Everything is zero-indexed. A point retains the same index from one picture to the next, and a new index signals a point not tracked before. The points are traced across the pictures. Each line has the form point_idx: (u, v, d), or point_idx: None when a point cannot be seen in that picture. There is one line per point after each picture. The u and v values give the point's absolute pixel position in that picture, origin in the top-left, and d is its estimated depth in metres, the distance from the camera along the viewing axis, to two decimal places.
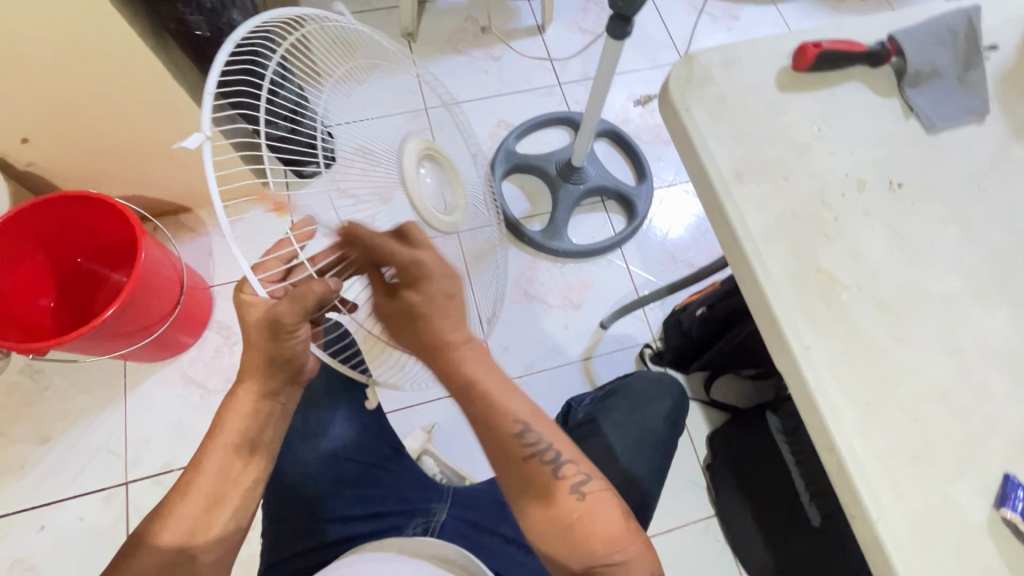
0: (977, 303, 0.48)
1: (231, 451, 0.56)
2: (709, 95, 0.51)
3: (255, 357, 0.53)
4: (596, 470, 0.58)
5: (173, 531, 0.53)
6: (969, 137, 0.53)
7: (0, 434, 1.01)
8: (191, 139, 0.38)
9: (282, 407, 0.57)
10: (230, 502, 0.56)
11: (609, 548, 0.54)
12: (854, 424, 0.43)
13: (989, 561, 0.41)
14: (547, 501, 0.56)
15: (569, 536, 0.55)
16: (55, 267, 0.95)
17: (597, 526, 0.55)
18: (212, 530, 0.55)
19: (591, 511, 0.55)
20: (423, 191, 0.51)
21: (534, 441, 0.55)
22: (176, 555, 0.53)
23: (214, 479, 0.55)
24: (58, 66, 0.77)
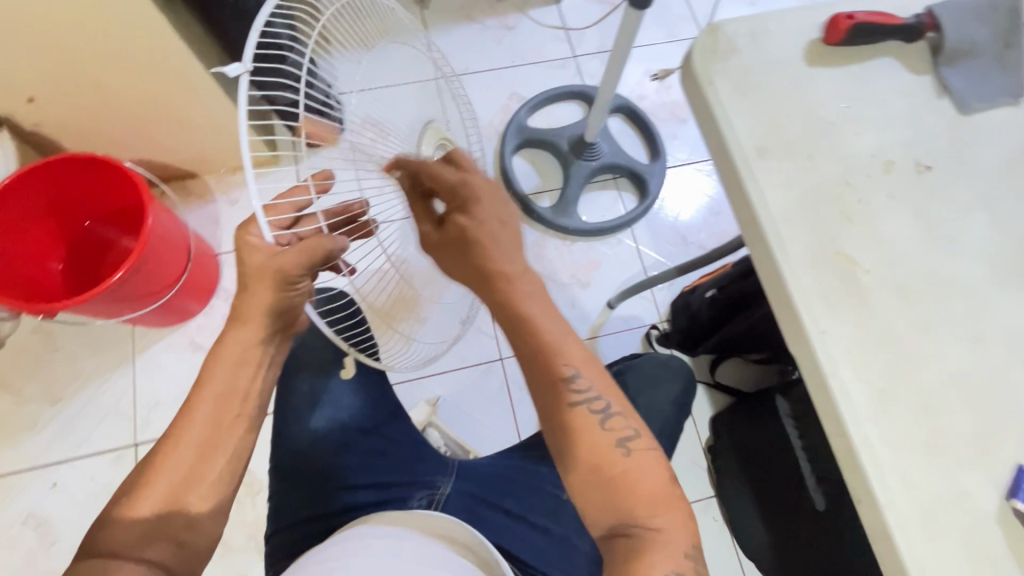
0: (1000, 291, 0.47)
1: (222, 400, 0.50)
2: (735, 68, 0.49)
3: (246, 301, 0.48)
4: (646, 429, 0.53)
5: (162, 486, 0.48)
6: (1004, 119, 0.51)
7: (13, 392, 1.02)
8: (232, 68, 0.36)
9: (271, 357, 0.52)
10: (224, 449, 0.50)
11: (653, 513, 0.49)
12: (867, 410, 0.42)
13: (996, 551, 0.41)
14: (591, 448, 0.51)
15: (607, 490, 0.49)
16: (64, 229, 0.95)
17: (639, 485, 0.49)
18: (207, 479, 0.50)
19: (634, 471, 0.50)
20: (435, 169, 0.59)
21: (584, 389, 0.51)
22: (172, 503, 0.49)
23: (203, 429, 0.50)
24: (66, 25, 0.76)
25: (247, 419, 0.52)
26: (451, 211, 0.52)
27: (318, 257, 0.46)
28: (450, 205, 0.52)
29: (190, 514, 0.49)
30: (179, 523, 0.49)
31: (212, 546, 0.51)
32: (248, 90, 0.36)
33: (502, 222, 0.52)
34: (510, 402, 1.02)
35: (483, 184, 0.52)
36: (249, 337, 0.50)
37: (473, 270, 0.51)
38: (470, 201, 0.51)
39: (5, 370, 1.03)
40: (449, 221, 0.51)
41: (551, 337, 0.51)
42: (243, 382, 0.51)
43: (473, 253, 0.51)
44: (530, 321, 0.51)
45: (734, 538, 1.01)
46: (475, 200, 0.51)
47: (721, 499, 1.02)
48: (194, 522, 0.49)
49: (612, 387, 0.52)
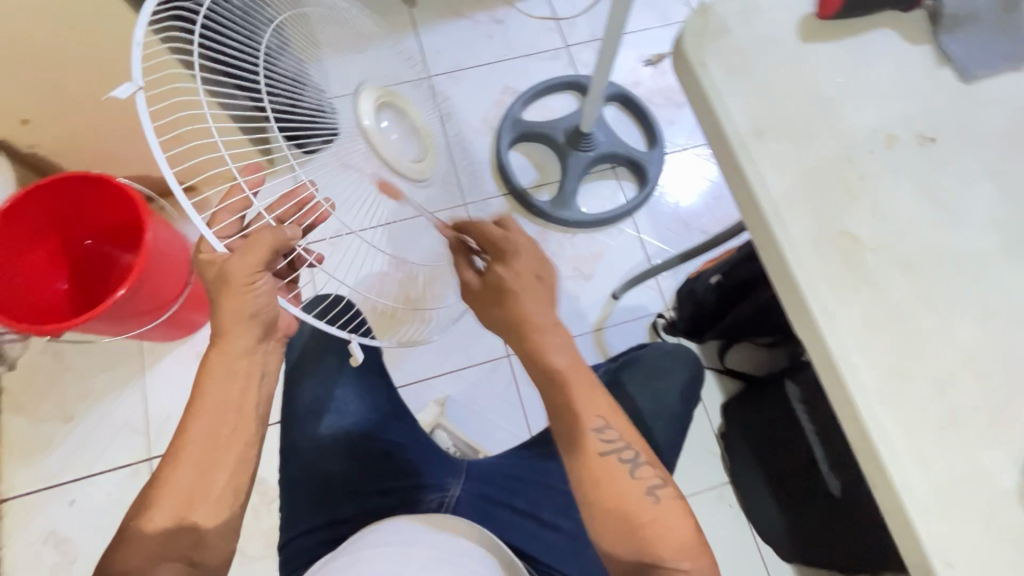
0: (1011, 262, 0.46)
1: (216, 418, 0.50)
2: (726, 49, 0.48)
3: (227, 319, 0.47)
4: (670, 476, 0.56)
5: (166, 509, 0.49)
6: (1009, 85, 0.49)
7: (26, 413, 1.03)
8: (123, 89, 0.36)
9: (259, 367, 0.52)
10: (223, 466, 0.50)
11: (677, 557, 0.52)
12: (878, 392, 0.41)
13: (1018, 531, 0.40)
14: (621, 497, 0.53)
15: (634, 537, 0.52)
16: (66, 249, 0.95)
17: (666, 531, 0.52)
18: (211, 494, 0.50)
19: (662, 518, 0.53)
20: (390, 140, 0.47)
21: (610, 439, 0.54)
22: (181, 519, 0.49)
23: (198, 446, 0.50)
24: (56, 46, 0.76)
25: (244, 433, 0.51)
26: (492, 261, 0.55)
27: (270, 255, 0.43)
28: (492, 256, 0.56)
29: (200, 530, 0.50)
30: (189, 539, 0.49)
31: (226, 561, 0.52)
32: (146, 106, 0.37)
33: (538, 277, 0.56)
34: (518, 399, 1.01)
35: (524, 241, 0.56)
36: (238, 351, 0.49)
37: (506, 315, 0.56)
38: (511, 252, 0.55)
39: (16, 392, 1.04)
40: (490, 270, 0.55)
41: (573, 389, 0.55)
42: (236, 396, 0.51)
43: (506, 302, 0.55)
44: (559, 372, 0.55)
45: (751, 524, 1.00)
46: (516, 254, 0.56)
47: (736, 486, 1.01)
48: (203, 540, 0.50)
49: (636, 436, 0.56)
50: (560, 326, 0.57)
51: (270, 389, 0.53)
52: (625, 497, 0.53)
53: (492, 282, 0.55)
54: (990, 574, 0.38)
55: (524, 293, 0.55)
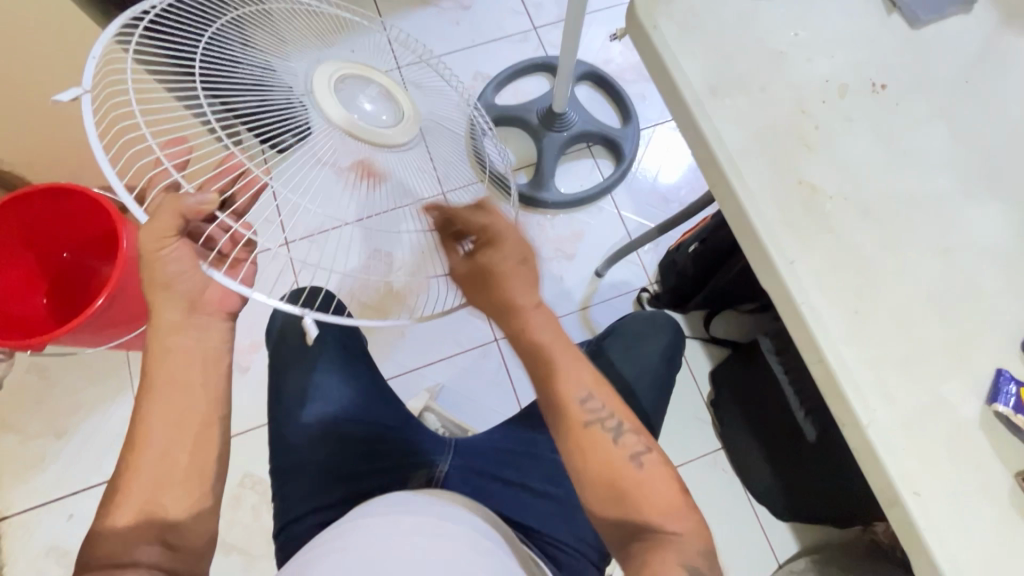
0: (966, 201, 0.47)
1: (170, 399, 0.50)
2: (677, 10, 0.48)
3: (154, 295, 0.47)
4: (655, 442, 0.57)
5: (134, 496, 0.49)
6: (956, 29, 0.50)
7: (17, 430, 1.03)
8: (68, 94, 0.39)
9: (199, 342, 0.51)
10: (182, 445, 0.50)
11: (665, 518, 0.52)
12: (842, 334, 0.42)
13: (981, 456, 0.41)
14: (606, 462, 0.54)
15: (620, 499, 0.53)
16: (43, 263, 0.95)
17: (650, 493, 0.53)
18: (176, 476, 0.50)
19: (646, 482, 0.54)
20: (362, 118, 0.46)
21: (595, 409, 0.55)
22: (148, 505, 0.49)
23: (154, 428, 0.49)
24: (14, 60, 0.74)
25: (201, 410, 0.51)
26: (479, 246, 0.53)
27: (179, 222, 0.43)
28: (476, 240, 0.53)
29: (170, 512, 0.50)
30: (160, 524, 0.49)
31: (207, 542, 0.52)
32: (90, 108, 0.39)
33: (524, 259, 0.54)
34: (509, 379, 1.02)
35: (506, 224, 0.53)
36: (180, 326, 0.49)
37: (488, 298, 0.55)
38: (500, 233, 0.52)
39: (4, 411, 1.03)
40: (477, 256, 0.53)
41: (560, 363, 0.56)
42: (189, 374, 0.50)
43: (493, 288, 0.53)
44: (542, 351, 0.56)
45: (745, 486, 1.02)
46: (501, 240, 0.53)
47: (729, 450, 1.03)
48: (178, 523, 0.50)
49: (621, 407, 0.57)
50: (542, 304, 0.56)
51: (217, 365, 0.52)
52: (608, 464, 0.54)
53: (479, 268, 0.53)
54: (956, 497, 0.40)
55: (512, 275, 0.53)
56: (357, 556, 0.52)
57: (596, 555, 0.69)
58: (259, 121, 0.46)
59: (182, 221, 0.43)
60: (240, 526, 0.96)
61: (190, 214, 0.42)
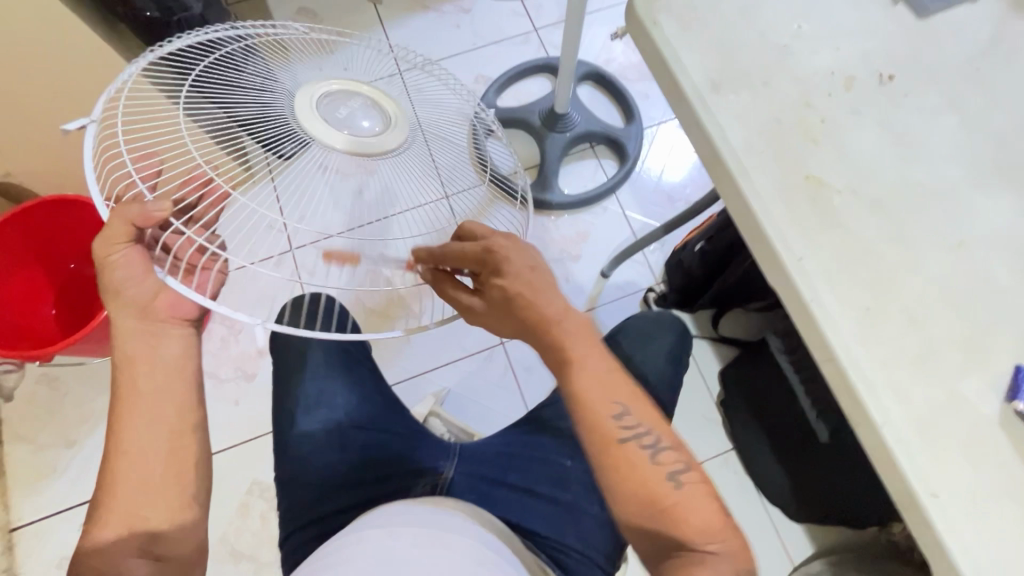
0: (979, 192, 0.45)
1: (138, 408, 0.48)
2: (677, 5, 0.48)
3: (109, 304, 0.47)
4: (694, 459, 0.52)
5: (111, 509, 0.47)
6: (964, 16, 0.49)
7: (28, 441, 1.03)
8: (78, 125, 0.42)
9: (157, 348, 0.49)
10: (152, 454, 0.48)
11: (704, 540, 0.48)
12: (853, 332, 0.41)
13: (1001, 456, 0.40)
14: (643, 481, 0.49)
15: (659, 522, 0.48)
16: (51, 274, 0.95)
17: (690, 514, 0.49)
18: (154, 485, 0.48)
19: (687, 502, 0.49)
20: (354, 129, 0.46)
21: (631, 425, 0.50)
22: (125, 519, 0.47)
23: (121, 439, 0.48)
24: (20, 74, 0.75)
25: (172, 416, 0.49)
26: (486, 274, 0.50)
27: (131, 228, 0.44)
28: (481, 271, 0.50)
29: (152, 523, 0.48)
30: (142, 536, 0.47)
31: (194, 550, 0.50)
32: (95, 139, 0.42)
33: (532, 266, 0.51)
34: (516, 382, 1.01)
35: (507, 242, 0.50)
36: (141, 335, 0.48)
37: (521, 322, 0.51)
38: (502, 263, 0.49)
39: (15, 421, 1.04)
40: (490, 286, 0.50)
41: (591, 380, 0.50)
42: (154, 380, 0.48)
43: (519, 310, 0.49)
44: (572, 365, 0.50)
45: (758, 489, 1.00)
46: (507, 260, 0.49)
47: (740, 451, 1.01)
48: (160, 533, 0.48)
49: (658, 421, 0.52)
50: (570, 308, 0.52)
51: (177, 369, 0.50)
52: (644, 485, 0.49)
53: (497, 297, 0.50)
54: (976, 498, 0.38)
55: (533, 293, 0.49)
56: (363, 565, 0.51)
57: (605, 561, 0.67)
58: (266, 136, 0.47)
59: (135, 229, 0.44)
60: (249, 534, 0.96)
61: (140, 222, 0.43)
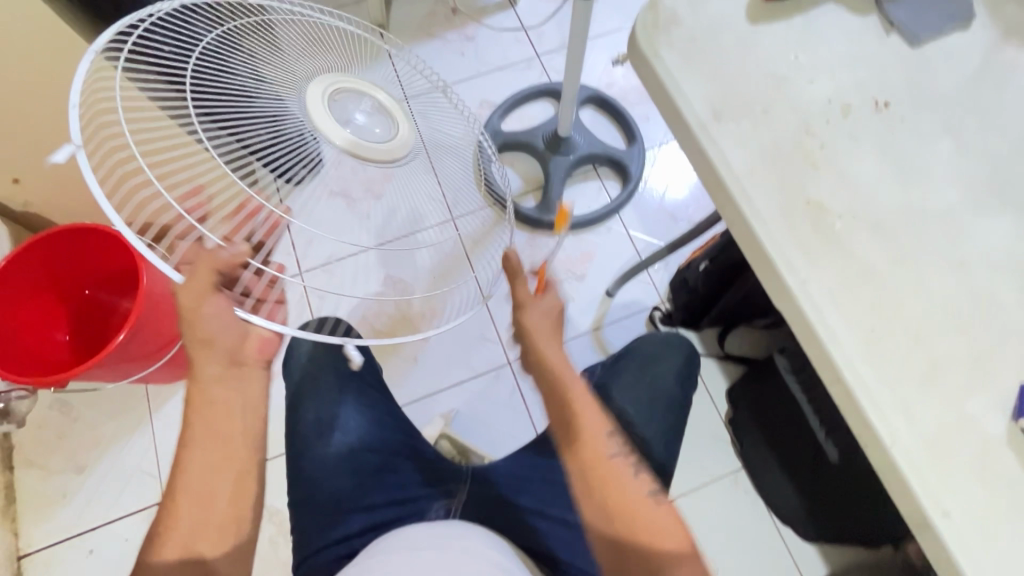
0: (977, 214, 0.47)
1: (212, 442, 0.53)
2: (678, 38, 0.49)
3: (199, 351, 0.50)
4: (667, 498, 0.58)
5: (177, 538, 0.52)
6: (955, 45, 0.51)
7: (39, 467, 1.04)
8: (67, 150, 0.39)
9: (240, 393, 0.54)
10: (221, 492, 0.54)
11: (672, 564, 0.52)
12: (859, 352, 0.42)
13: (1010, 473, 0.40)
14: (620, 489, 0.55)
15: (629, 528, 0.53)
16: (66, 299, 0.97)
17: (659, 534, 0.54)
18: (214, 515, 0.54)
19: (657, 521, 0.54)
20: (371, 138, 0.47)
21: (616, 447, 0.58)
22: (185, 549, 0.52)
23: (196, 473, 0.53)
24: (44, 107, 0.78)
25: (239, 458, 0.54)
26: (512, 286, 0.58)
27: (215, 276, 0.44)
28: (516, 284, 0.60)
29: (207, 552, 0.53)
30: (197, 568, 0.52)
31: None
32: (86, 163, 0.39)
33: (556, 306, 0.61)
34: (524, 403, 1.02)
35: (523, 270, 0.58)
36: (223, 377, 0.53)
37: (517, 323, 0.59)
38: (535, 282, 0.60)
39: (27, 446, 1.05)
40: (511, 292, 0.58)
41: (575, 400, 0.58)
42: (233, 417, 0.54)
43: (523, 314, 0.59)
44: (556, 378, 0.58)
45: (769, 507, 1.00)
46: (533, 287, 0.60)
47: (749, 469, 1.01)
48: (213, 567, 0.53)
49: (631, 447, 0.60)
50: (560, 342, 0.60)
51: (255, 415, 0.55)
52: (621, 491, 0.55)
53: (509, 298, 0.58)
54: (987, 518, 0.39)
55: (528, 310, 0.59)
56: None
57: None
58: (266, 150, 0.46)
59: (219, 277, 0.44)
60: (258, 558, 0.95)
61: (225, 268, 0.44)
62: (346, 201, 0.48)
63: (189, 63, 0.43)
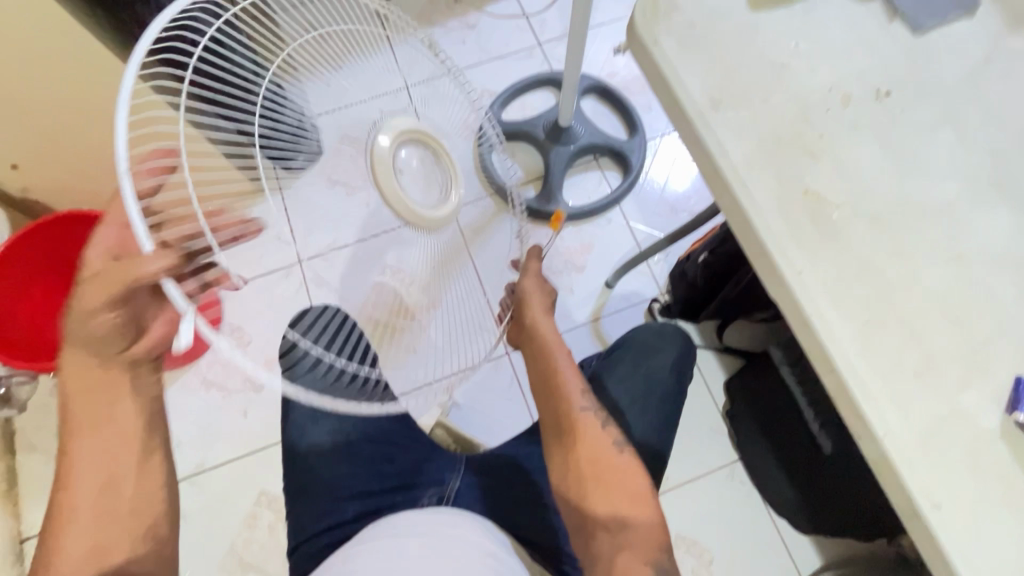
0: (977, 206, 0.46)
1: (99, 437, 0.48)
2: (678, 25, 0.49)
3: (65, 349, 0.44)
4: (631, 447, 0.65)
5: (78, 536, 0.48)
6: (959, 33, 0.50)
7: (40, 452, 1.05)
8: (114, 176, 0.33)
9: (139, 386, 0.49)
10: (128, 486, 0.50)
11: (631, 511, 0.61)
12: (853, 344, 0.42)
13: (1003, 468, 0.40)
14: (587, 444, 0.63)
15: (598, 481, 0.62)
16: (66, 286, 0.97)
17: (622, 482, 0.62)
18: (119, 514, 0.49)
19: (620, 468, 0.63)
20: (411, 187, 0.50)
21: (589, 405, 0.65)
22: (92, 547, 0.49)
23: (91, 464, 0.48)
24: (41, 92, 0.78)
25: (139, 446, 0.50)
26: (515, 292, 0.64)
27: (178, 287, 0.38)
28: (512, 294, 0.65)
29: (119, 538, 0.49)
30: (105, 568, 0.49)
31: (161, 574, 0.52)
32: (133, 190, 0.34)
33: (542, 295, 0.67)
34: (521, 394, 1.02)
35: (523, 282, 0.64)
36: (90, 374, 0.46)
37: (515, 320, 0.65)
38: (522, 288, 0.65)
39: (27, 431, 1.05)
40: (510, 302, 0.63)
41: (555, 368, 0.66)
42: (116, 411, 0.48)
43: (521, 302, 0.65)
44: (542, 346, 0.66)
45: (764, 499, 1.00)
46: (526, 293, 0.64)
47: (745, 461, 1.01)
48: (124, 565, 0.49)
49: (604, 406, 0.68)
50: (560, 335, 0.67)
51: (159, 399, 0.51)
52: (594, 448, 0.63)
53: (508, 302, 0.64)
54: (977, 511, 0.39)
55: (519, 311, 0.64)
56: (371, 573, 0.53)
57: None
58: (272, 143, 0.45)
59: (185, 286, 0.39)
60: (256, 544, 0.96)
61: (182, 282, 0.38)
62: (345, 188, 0.47)
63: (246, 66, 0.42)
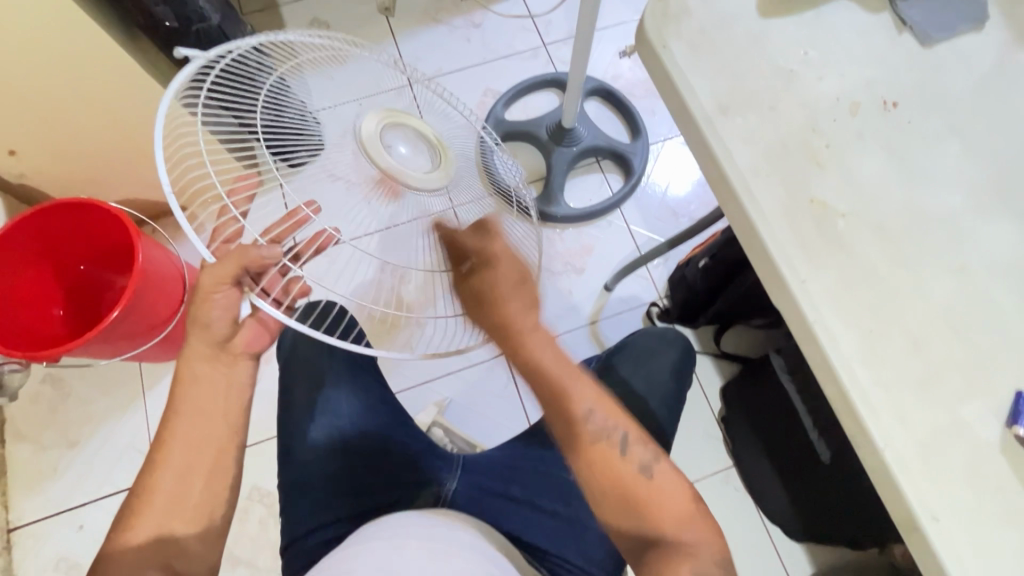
0: (982, 218, 0.46)
1: (195, 429, 0.55)
2: (687, 29, 0.49)
3: (193, 329, 0.55)
4: (662, 451, 0.58)
5: (150, 521, 0.53)
6: (967, 45, 0.50)
7: (30, 441, 1.04)
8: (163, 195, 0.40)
9: (227, 375, 0.57)
10: (200, 474, 0.55)
11: (679, 529, 0.54)
12: (856, 354, 0.42)
13: (1002, 480, 0.40)
14: (616, 471, 0.55)
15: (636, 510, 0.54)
16: (59, 275, 0.96)
17: (666, 502, 0.55)
18: (187, 503, 0.54)
19: (658, 492, 0.55)
20: (399, 161, 0.48)
21: (600, 424, 0.56)
22: (161, 529, 0.53)
23: (181, 450, 0.54)
24: (42, 78, 0.77)
25: (217, 437, 0.56)
26: (473, 271, 0.52)
27: (237, 269, 0.49)
28: (472, 263, 0.52)
29: (180, 519, 0.54)
30: (169, 551, 0.53)
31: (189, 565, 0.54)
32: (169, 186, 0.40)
33: (519, 277, 0.53)
34: (517, 394, 1.01)
35: (501, 249, 0.53)
36: (203, 370, 0.55)
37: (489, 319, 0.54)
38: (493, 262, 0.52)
39: (17, 421, 1.04)
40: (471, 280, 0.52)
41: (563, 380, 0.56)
42: (213, 407, 0.56)
43: (491, 307, 0.53)
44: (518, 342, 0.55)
45: (758, 506, 1.00)
46: (495, 266, 0.52)
47: (741, 468, 1.01)
48: (185, 548, 0.54)
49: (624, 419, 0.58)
50: (540, 325, 0.56)
51: (243, 398, 0.57)
52: (619, 475, 0.55)
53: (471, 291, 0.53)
54: (975, 523, 0.39)
55: (508, 294, 0.52)
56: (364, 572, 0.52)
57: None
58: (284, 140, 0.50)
59: (241, 270, 0.49)
60: (247, 539, 0.96)
61: (250, 265, 0.48)
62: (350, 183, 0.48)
63: (259, 93, 0.46)
